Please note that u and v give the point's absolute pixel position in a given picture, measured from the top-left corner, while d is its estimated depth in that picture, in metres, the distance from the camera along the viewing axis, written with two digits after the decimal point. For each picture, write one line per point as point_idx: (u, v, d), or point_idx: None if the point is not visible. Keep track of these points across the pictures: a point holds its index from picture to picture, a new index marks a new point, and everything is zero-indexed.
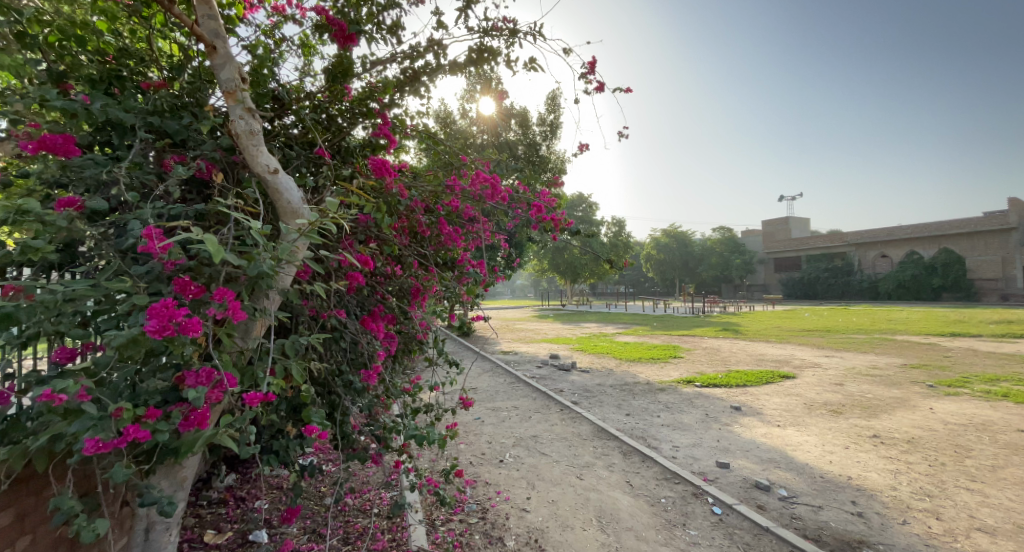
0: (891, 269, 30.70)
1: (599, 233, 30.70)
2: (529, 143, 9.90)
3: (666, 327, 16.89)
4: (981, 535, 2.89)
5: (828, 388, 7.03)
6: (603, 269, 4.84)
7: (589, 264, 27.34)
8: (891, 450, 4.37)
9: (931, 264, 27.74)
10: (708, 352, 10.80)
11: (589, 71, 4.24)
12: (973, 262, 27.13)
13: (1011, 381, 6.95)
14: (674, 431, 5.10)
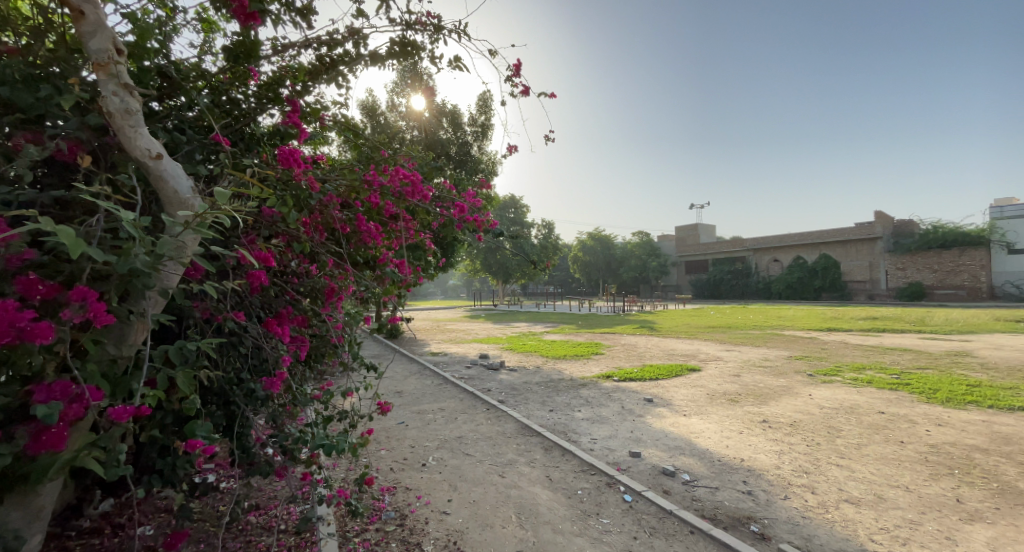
0: (782, 272, 34.51)
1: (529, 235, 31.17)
2: (460, 143, 9.74)
3: (591, 326, 17.58)
4: (846, 505, 3.32)
5: (730, 379, 7.72)
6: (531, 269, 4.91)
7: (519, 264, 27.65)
8: (779, 433, 4.89)
9: (814, 268, 32.04)
10: (626, 348, 11.43)
11: (519, 73, 4.27)
12: (846, 267, 31.30)
13: (873, 369, 8.10)
14: (593, 424, 5.32)
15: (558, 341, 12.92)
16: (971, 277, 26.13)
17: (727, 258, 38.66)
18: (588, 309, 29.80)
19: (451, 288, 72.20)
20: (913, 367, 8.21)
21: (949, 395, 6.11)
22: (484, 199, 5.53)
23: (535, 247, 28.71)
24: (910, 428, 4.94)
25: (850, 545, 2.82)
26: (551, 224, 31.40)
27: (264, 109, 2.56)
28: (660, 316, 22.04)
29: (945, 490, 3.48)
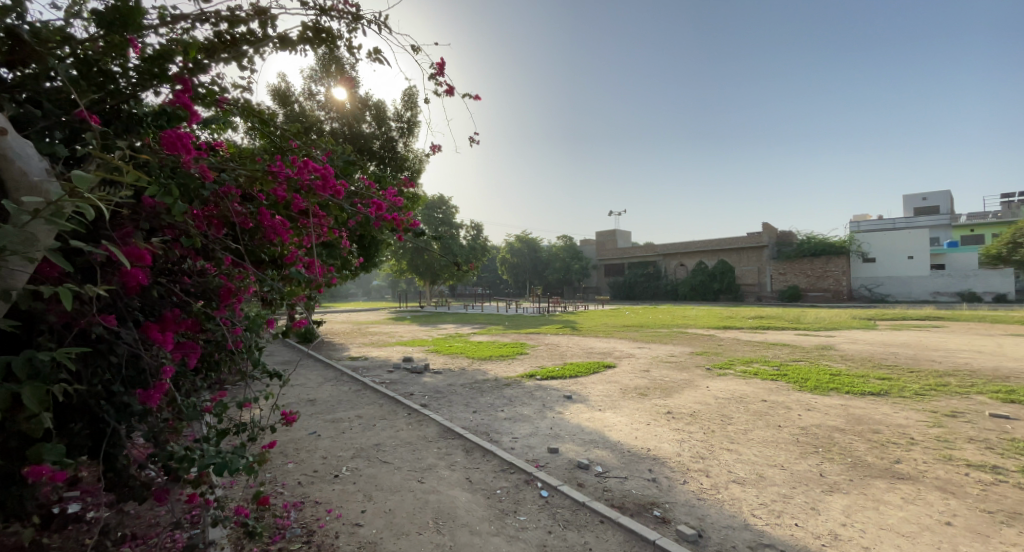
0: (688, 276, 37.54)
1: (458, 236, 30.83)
2: (385, 139, 9.33)
3: (516, 326, 17.84)
4: (734, 485, 3.68)
5: (642, 375, 8.21)
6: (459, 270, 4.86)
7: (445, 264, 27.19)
8: (682, 424, 5.30)
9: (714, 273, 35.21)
10: (548, 347, 11.73)
11: (444, 70, 4.20)
12: (740, 271, 34.81)
13: (760, 362, 9.09)
14: (515, 423, 5.38)
15: (483, 342, 12.91)
16: (838, 280, 30.37)
17: (641, 262, 41.17)
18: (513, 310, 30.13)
19: (372, 288, 69.24)
20: (791, 360, 9.34)
21: (818, 383, 7.04)
22: (408, 197, 5.35)
23: (462, 248, 28.43)
24: (787, 414, 5.60)
25: (737, 521, 3.12)
26: (479, 225, 31.05)
27: (145, 86, 2.25)
28: (581, 316, 22.91)
29: (813, 467, 3.99)
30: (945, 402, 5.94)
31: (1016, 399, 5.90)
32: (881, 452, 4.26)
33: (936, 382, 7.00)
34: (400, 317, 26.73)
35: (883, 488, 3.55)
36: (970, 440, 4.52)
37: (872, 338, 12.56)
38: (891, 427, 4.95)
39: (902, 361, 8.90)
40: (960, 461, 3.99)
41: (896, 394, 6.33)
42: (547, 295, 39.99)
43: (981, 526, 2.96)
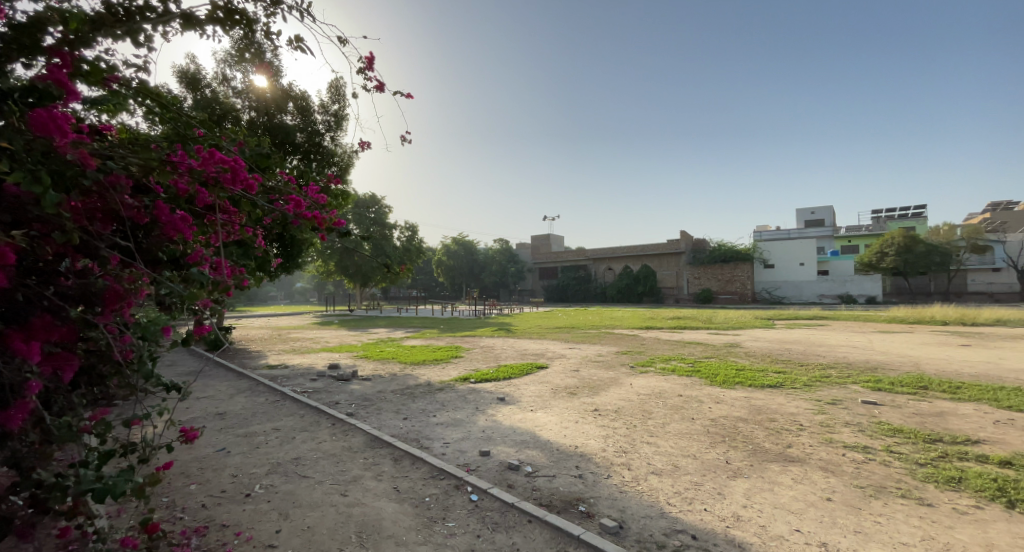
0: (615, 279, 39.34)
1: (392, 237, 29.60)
2: (310, 132, 8.77)
3: (449, 329, 17.61)
4: (653, 476, 3.90)
5: (572, 374, 8.45)
6: (391, 273, 4.70)
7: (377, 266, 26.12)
8: (608, 420, 5.52)
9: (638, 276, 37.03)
10: (482, 350, 11.70)
11: (374, 65, 4.05)
12: (660, 275, 37.11)
13: (678, 360, 9.73)
14: (447, 428, 5.30)
15: (416, 347, 12.61)
16: (744, 284, 33.32)
17: (573, 265, 42.42)
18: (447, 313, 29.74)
19: (296, 291, 65.05)
20: (704, 357, 10.09)
21: (727, 377, 7.67)
22: (334, 194, 5.09)
23: (395, 249, 27.49)
24: (701, 407, 6.04)
25: (655, 511, 3.30)
26: (415, 227, 30.03)
27: (13, 58, 1.94)
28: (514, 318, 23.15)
29: (721, 455, 4.33)
30: (828, 391, 6.73)
31: (882, 386, 6.82)
32: (778, 439, 4.72)
33: (821, 374, 7.91)
34: (327, 321, 25.41)
35: (779, 470, 3.94)
36: (846, 424, 5.15)
37: (772, 336, 13.93)
38: (785, 415, 5.52)
39: (794, 356, 9.98)
40: (839, 443, 4.53)
41: (790, 386, 7.07)
42: (483, 298, 39.87)
43: (856, 500, 3.36)
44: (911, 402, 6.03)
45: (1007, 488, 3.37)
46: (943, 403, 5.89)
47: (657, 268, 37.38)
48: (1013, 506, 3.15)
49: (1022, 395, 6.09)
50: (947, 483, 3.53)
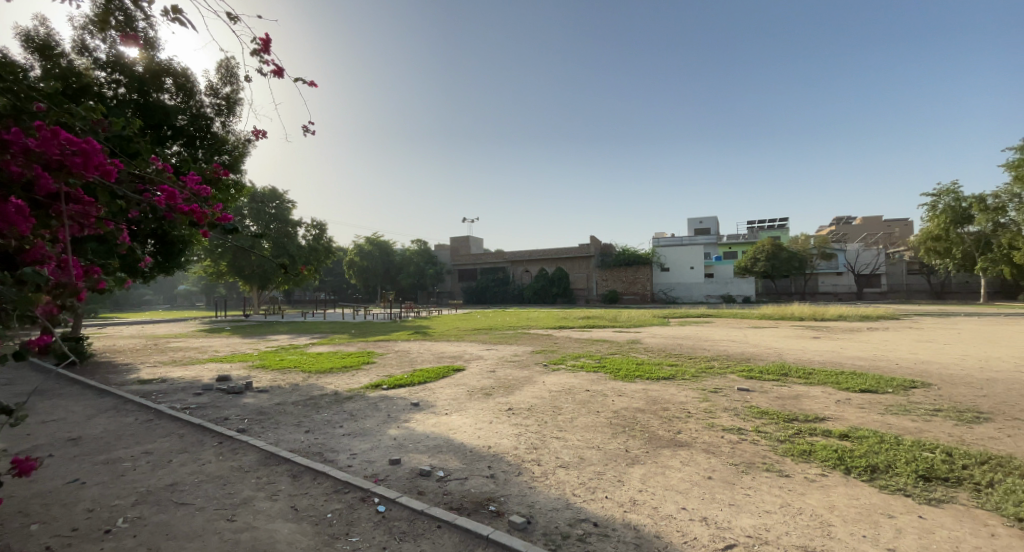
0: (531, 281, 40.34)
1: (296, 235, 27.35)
2: (193, 114, 7.73)
3: (361, 334, 16.79)
4: (561, 470, 4.04)
5: (487, 375, 8.47)
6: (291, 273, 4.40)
7: (279, 266, 24.13)
8: (521, 418, 5.63)
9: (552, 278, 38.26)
10: (395, 355, 11.30)
11: (267, 47, 3.73)
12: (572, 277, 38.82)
13: (587, 357, 10.22)
14: (354, 439, 5.03)
15: (322, 354, 11.83)
16: (646, 285, 36.06)
17: (491, 267, 42.75)
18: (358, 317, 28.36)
19: (179, 294, 57.77)
20: (610, 353, 10.73)
21: (631, 372, 8.21)
22: (217, 185, 4.60)
23: (300, 248, 25.58)
24: (605, 400, 6.40)
25: (561, 503, 3.42)
26: (323, 224, 28.02)
27: None
28: (430, 321, 22.76)
29: (622, 444, 4.63)
30: (714, 380, 7.50)
31: (755, 375, 7.76)
32: (671, 426, 5.15)
33: (707, 365, 8.80)
34: (219, 327, 22.91)
35: (671, 455, 4.30)
36: (725, 409, 5.78)
37: (669, 333, 15.22)
38: (677, 404, 6.04)
39: (686, 351, 10.99)
40: (720, 426, 5.06)
41: (681, 377, 7.76)
42: (397, 301, 38.70)
43: (732, 477, 3.78)
44: (776, 387, 6.94)
45: (844, 457, 4.00)
46: (799, 387, 6.85)
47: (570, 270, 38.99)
48: (849, 471, 3.76)
49: (856, 377, 7.30)
50: (802, 456, 4.11)
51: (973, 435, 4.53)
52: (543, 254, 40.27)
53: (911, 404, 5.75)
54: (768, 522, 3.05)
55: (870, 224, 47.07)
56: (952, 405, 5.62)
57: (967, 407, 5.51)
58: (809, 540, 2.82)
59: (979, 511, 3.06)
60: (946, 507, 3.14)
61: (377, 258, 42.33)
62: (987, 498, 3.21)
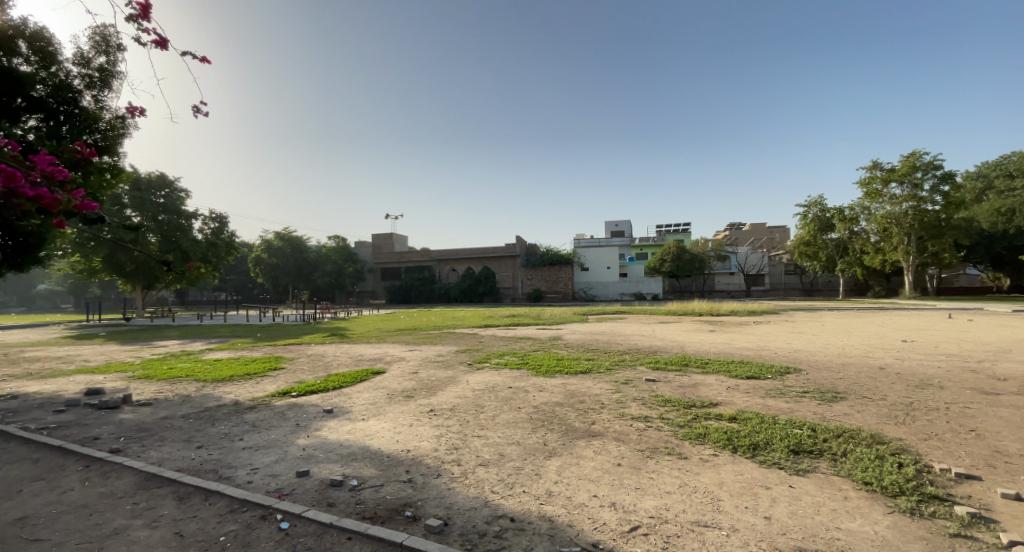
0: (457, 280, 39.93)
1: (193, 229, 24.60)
2: (55, 84, 6.63)
3: (270, 338, 15.51)
4: (480, 468, 4.04)
5: (409, 377, 8.25)
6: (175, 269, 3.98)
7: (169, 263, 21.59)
8: (442, 419, 5.55)
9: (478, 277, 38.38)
10: (308, 359, 10.59)
11: (144, 15, 3.34)
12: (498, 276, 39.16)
13: (510, 355, 10.35)
14: (256, 452, 4.63)
15: (221, 360, 10.75)
16: (567, 285, 37.51)
17: (416, 267, 41.49)
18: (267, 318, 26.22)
19: (39, 295, 49.22)
20: (532, 350, 10.96)
21: (552, 368, 8.45)
22: (80, 167, 4.01)
23: (197, 244, 23.04)
24: (526, 396, 6.52)
25: (479, 501, 3.43)
26: (224, 217, 25.47)
27: None
28: (347, 323, 21.66)
29: (541, 438, 4.75)
30: (626, 373, 7.97)
31: (661, 366, 8.38)
32: (586, 418, 5.38)
33: (620, 359, 9.33)
34: (95, 332, 19.93)
35: (585, 445, 4.48)
36: (634, 399, 6.16)
37: (587, 329, 15.91)
38: (592, 397, 6.32)
39: (602, 345, 11.55)
40: (629, 415, 5.38)
41: (597, 371, 8.14)
42: (311, 302, 36.39)
43: (638, 462, 4.03)
44: (678, 377, 7.53)
45: (732, 437, 4.45)
46: (697, 376, 7.50)
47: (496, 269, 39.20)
48: (736, 450, 4.18)
49: (744, 366, 8.17)
50: (698, 439, 4.50)
51: (833, 412, 5.28)
52: (469, 253, 40.12)
53: (787, 388, 6.57)
54: (668, 502, 3.29)
55: (756, 229, 52.92)
56: (818, 387, 6.48)
57: (829, 389, 6.41)
58: (702, 515, 3.09)
59: (836, 477, 3.56)
60: (811, 476, 3.62)
61: (288, 255, 39.45)
62: (841, 465, 3.74)
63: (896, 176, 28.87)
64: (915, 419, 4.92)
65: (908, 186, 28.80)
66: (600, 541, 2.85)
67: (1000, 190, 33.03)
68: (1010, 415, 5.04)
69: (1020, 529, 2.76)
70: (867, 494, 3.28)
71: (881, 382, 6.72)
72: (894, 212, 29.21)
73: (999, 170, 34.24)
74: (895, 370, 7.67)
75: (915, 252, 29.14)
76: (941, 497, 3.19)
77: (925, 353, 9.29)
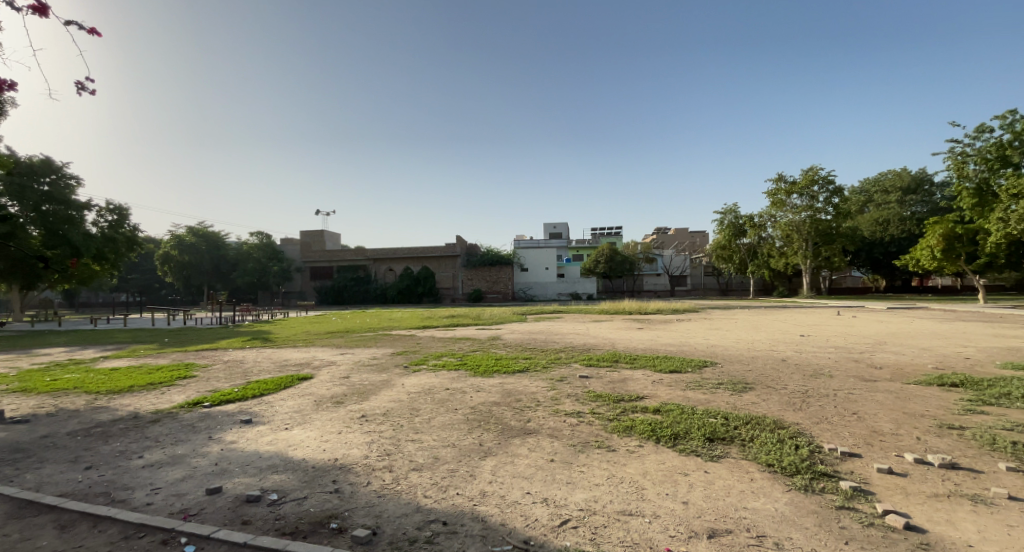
0: (394, 280, 38.82)
1: (86, 221, 21.82)
2: None
3: (180, 343, 14.11)
4: (412, 473, 3.95)
5: (339, 382, 7.87)
6: None
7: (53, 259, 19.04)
8: (374, 425, 5.35)
9: (417, 277, 37.52)
10: (226, 366, 9.76)
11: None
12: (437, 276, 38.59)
13: (448, 356, 10.20)
14: (159, 470, 4.19)
15: (119, 369, 9.58)
16: (507, 285, 37.83)
17: (350, 266, 39.78)
18: (179, 322, 23.89)
19: None
20: (470, 351, 10.93)
21: (489, 368, 8.44)
22: None
23: (91, 238, 20.49)
24: (463, 397, 6.48)
25: (410, 507, 3.34)
26: (124, 209, 22.83)
27: None
28: (271, 325, 20.27)
29: (476, 439, 4.73)
30: (561, 370, 8.16)
31: (593, 362, 8.67)
32: (521, 416, 5.44)
33: (556, 357, 9.54)
34: None
35: (519, 443, 4.53)
36: (568, 395, 6.32)
37: (526, 328, 16.12)
38: (528, 395, 6.40)
39: (539, 344, 11.74)
40: (562, 412, 5.52)
41: (534, 369, 8.28)
42: (231, 302, 33.63)
43: (570, 457, 4.13)
44: (609, 372, 7.84)
45: (656, 429, 4.71)
46: (626, 371, 7.86)
47: (435, 269, 38.57)
48: (659, 440, 4.43)
49: (668, 360, 8.68)
50: (626, 431, 4.71)
51: (744, 401, 5.76)
52: (407, 252, 39.14)
53: (707, 380, 7.07)
54: (597, 494, 3.41)
55: (680, 234, 56.56)
56: (732, 379, 7.04)
57: (741, 380, 6.98)
58: (628, 504, 3.23)
59: (744, 461, 3.89)
60: (723, 461, 3.92)
61: (203, 252, 36.28)
62: (749, 450, 4.09)
63: (797, 188, 32.08)
64: (810, 405, 5.50)
65: (806, 198, 32.15)
66: (531, 537, 2.89)
67: (878, 203, 37.95)
68: (884, 398, 5.79)
69: (891, 498, 3.18)
70: (769, 475, 3.61)
71: (785, 373, 7.43)
72: (795, 220, 32.47)
73: (877, 186, 39.38)
74: (795, 361, 8.54)
75: (812, 257, 32.63)
76: (829, 473, 3.58)
77: (820, 346, 10.42)
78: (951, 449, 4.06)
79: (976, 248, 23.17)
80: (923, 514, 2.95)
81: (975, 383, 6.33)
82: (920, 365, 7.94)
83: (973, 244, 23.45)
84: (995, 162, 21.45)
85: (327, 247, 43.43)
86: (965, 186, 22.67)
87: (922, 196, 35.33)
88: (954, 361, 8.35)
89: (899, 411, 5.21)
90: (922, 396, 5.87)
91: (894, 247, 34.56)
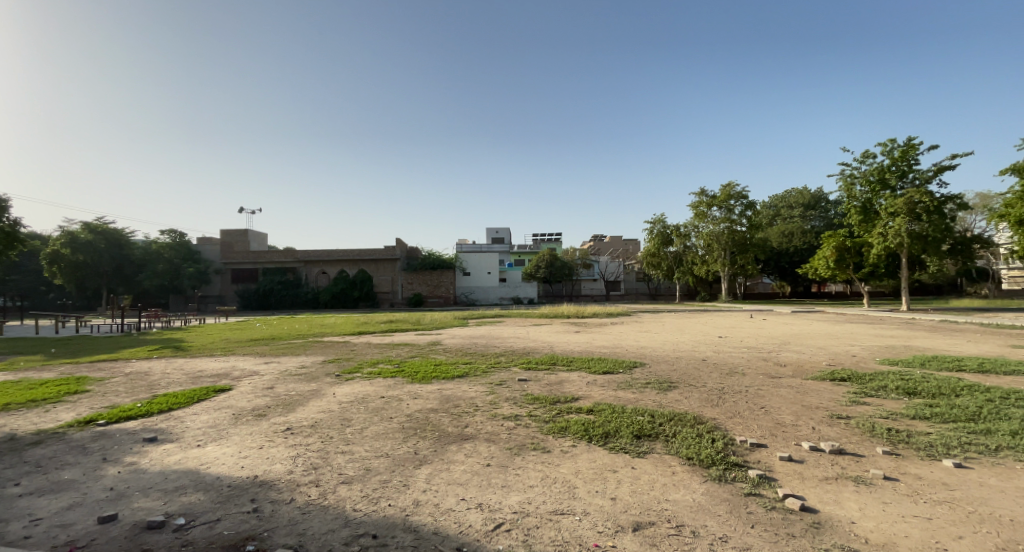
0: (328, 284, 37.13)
1: None
2: None
3: (72, 353, 12.50)
4: (342, 486, 3.78)
5: (262, 393, 7.36)
6: None
7: None
8: (300, 438, 5.06)
9: (353, 280, 36.14)
10: (129, 378, 8.78)
11: None
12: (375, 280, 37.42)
13: (384, 363, 9.89)
14: (41, 498, 3.68)
15: None
16: (448, 289, 37.38)
17: (278, 267, 37.49)
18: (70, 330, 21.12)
19: None
20: (407, 357, 10.66)
21: (426, 374, 8.28)
22: None
23: None
24: (399, 405, 6.30)
25: (337, 522, 3.19)
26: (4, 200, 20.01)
27: None
28: (186, 333, 18.52)
29: (411, 447, 4.63)
30: (499, 374, 8.18)
31: (531, 366, 8.80)
32: (458, 421, 5.40)
33: (494, 361, 9.57)
34: None
35: (456, 450, 4.49)
36: (505, 399, 6.36)
37: (466, 333, 16.01)
38: (465, 400, 6.36)
39: (478, 349, 11.70)
40: (499, 416, 5.53)
41: (472, 374, 8.24)
42: (136, 308, 30.34)
43: (506, 460, 4.17)
44: (546, 375, 7.99)
45: (589, 428, 4.86)
46: (562, 374, 8.05)
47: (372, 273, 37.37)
48: (591, 440, 4.58)
49: (602, 362, 9.00)
50: (560, 432, 4.82)
51: (669, 399, 6.11)
52: (343, 254, 37.64)
53: (638, 380, 7.41)
54: (531, 496, 3.46)
55: (615, 242, 59.11)
56: (659, 379, 7.43)
57: (669, 380, 7.39)
58: (560, 504, 3.31)
59: (667, 456, 4.12)
60: (649, 457, 4.13)
61: (103, 251, 32.44)
62: (672, 445, 4.34)
63: (717, 201, 34.66)
64: (727, 401, 5.94)
65: (724, 211, 34.90)
66: (465, 544, 2.87)
67: (784, 217, 42.16)
68: (789, 393, 6.39)
69: (791, 483, 3.52)
70: (689, 467, 3.87)
71: (708, 372, 7.97)
72: (715, 231, 35.09)
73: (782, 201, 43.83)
74: (714, 361, 9.18)
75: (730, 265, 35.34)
76: (740, 463, 3.90)
77: (736, 346, 11.30)
78: (840, 436, 4.57)
79: (862, 259, 26.28)
80: (817, 496, 3.29)
81: (861, 377, 7.17)
82: (817, 363, 8.86)
83: (860, 256, 26.57)
84: (877, 184, 24.49)
85: (252, 247, 40.54)
86: (854, 204, 25.66)
87: (819, 212, 40.15)
88: (845, 358, 9.39)
89: (800, 404, 5.77)
90: (819, 390, 6.55)
91: (797, 257, 38.30)
